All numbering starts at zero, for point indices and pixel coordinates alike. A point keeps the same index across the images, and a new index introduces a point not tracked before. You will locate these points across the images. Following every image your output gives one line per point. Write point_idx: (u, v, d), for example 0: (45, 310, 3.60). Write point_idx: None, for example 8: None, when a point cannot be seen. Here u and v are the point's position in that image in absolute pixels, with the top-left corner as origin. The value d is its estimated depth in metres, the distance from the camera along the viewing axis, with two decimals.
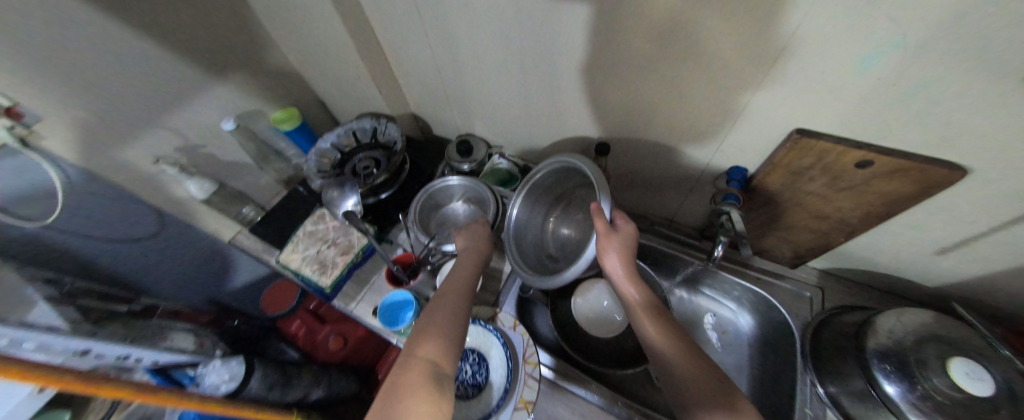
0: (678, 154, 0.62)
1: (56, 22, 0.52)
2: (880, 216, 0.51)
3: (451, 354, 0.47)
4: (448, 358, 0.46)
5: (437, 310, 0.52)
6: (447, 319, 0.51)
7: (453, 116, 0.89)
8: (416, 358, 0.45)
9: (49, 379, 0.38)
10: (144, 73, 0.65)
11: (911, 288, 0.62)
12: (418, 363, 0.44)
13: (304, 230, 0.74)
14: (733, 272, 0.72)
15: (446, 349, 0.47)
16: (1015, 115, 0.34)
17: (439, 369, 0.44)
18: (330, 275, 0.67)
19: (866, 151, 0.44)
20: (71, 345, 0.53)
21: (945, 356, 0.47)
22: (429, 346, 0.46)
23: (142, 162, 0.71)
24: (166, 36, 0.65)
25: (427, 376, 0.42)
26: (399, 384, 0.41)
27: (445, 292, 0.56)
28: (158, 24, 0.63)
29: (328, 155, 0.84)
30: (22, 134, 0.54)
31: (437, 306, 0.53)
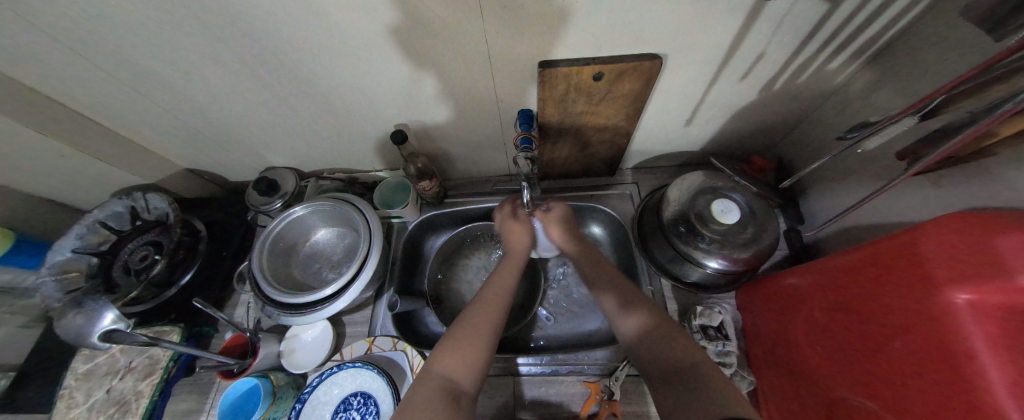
0: (472, 115, 0.62)
1: None
2: (635, 113, 0.58)
3: (471, 370, 0.42)
4: (466, 371, 0.42)
5: (465, 325, 0.47)
6: (481, 323, 0.47)
7: (236, 156, 0.73)
8: (433, 371, 0.42)
9: None
10: None
11: (688, 157, 0.75)
12: (434, 377, 0.41)
13: (75, 373, 0.55)
14: (573, 199, 0.78)
15: (461, 356, 0.43)
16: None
17: (456, 386, 0.40)
18: (137, 410, 0.52)
19: (597, 64, 0.48)
20: None
21: (710, 203, 0.59)
22: (448, 359, 0.43)
23: None
24: None
25: (443, 393, 0.39)
26: (412, 407, 0.38)
27: (478, 305, 0.49)
28: None
29: (74, 266, 0.62)
30: None
31: (465, 324, 0.47)
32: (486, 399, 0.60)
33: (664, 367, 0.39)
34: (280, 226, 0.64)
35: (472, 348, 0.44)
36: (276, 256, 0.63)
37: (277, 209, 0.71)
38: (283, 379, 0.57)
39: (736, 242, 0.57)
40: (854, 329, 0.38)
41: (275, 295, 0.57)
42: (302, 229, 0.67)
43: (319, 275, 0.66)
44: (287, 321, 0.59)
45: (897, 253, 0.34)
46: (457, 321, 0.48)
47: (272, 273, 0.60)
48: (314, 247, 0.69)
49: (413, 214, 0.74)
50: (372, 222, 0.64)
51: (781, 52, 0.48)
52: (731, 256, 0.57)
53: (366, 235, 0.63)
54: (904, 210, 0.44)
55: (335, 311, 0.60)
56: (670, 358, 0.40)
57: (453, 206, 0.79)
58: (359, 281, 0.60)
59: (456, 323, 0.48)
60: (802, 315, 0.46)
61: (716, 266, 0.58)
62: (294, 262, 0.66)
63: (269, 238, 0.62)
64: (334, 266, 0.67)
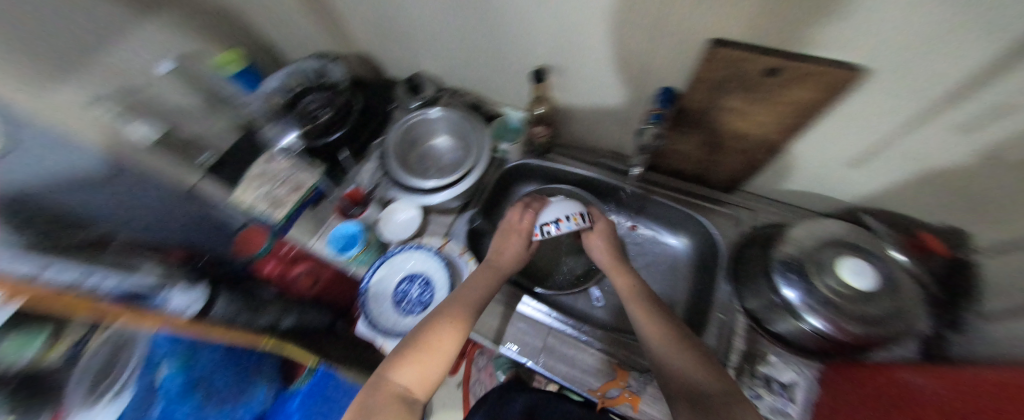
0: (614, 78, 0.61)
1: None
2: (794, 128, 0.52)
3: (426, 382, 0.49)
4: (422, 385, 0.49)
5: (433, 332, 0.53)
6: (441, 335, 0.52)
7: (399, 53, 0.84)
8: (391, 380, 0.48)
9: None
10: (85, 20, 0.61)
11: (831, 203, 0.65)
12: (391, 383, 0.48)
13: (253, 169, 0.73)
14: (673, 199, 0.74)
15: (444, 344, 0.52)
16: None
17: (411, 396, 0.48)
18: (281, 211, 0.69)
19: (775, 57, 0.44)
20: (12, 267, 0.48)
21: (838, 258, 0.51)
22: (406, 371, 0.49)
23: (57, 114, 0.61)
24: None
25: (399, 400, 0.46)
26: (373, 406, 0.45)
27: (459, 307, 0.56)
28: None
29: (273, 97, 0.81)
30: None
31: (430, 327, 0.53)
32: (517, 333, 0.65)
33: (682, 387, 0.45)
34: (412, 120, 0.75)
35: (429, 365, 0.50)
36: (404, 142, 0.74)
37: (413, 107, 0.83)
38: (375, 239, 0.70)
39: (859, 312, 0.48)
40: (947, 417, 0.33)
41: (398, 174, 0.70)
42: (427, 128, 0.76)
43: (426, 171, 0.75)
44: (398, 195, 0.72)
45: None
46: (422, 326, 0.54)
47: (398, 155, 0.72)
48: (431, 146, 0.78)
49: (516, 154, 0.80)
50: (486, 146, 0.71)
51: None
52: (839, 322, 0.49)
53: (479, 154, 0.71)
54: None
55: (434, 204, 0.71)
56: (687, 379, 0.46)
57: (552, 161, 0.81)
58: (459, 189, 0.69)
59: (416, 330, 0.54)
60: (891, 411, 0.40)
61: (817, 326, 0.51)
62: (413, 152, 0.76)
63: (402, 127, 0.74)
64: (440, 168, 0.76)
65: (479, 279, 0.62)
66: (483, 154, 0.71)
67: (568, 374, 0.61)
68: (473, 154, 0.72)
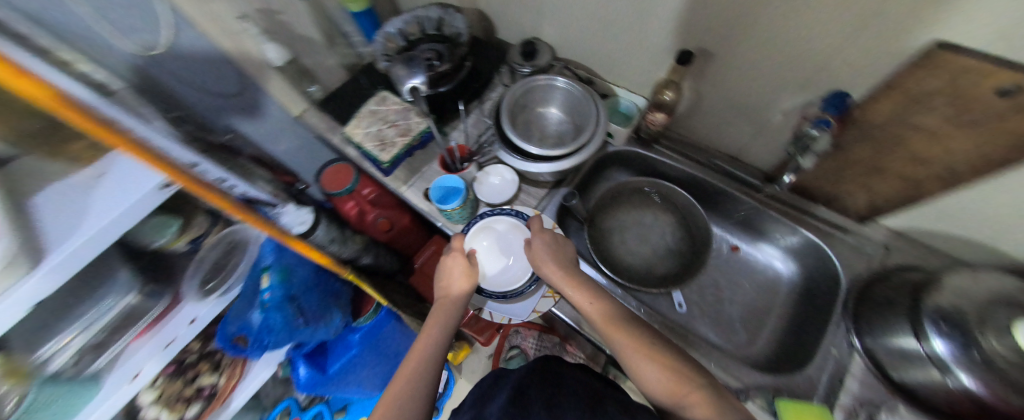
0: (773, 74, 0.56)
1: None
2: (998, 165, 0.44)
3: None
4: None
5: (397, 378, 0.48)
6: (406, 378, 0.47)
7: (522, 15, 0.81)
8: None
9: (49, 93, 0.31)
10: None
11: (997, 259, 0.56)
12: None
13: (368, 108, 0.77)
14: (793, 219, 0.68)
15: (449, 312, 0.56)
16: None
17: None
18: (390, 152, 0.72)
19: (1016, 72, 0.34)
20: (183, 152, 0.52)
21: (1015, 319, 0.41)
22: None
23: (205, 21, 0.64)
24: None
25: None
26: None
27: (457, 282, 0.59)
28: None
29: (393, 41, 0.83)
30: None
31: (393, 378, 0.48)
32: None
33: None
34: (536, 82, 0.72)
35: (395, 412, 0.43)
36: (519, 103, 0.72)
37: (524, 73, 0.81)
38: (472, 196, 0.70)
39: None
40: None
41: (507, 131, 0.67)
42: (546, 95, 0.73)
43: (531, 138, 0.74)
44: (498, 153, 0.69)
45: None
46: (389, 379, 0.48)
47: (510, 113, 0.70)
48: (540, 114, 0.75)
49: (623, 139, 0.76)
50: (603, 123, 0.66)
51: None
52: (1001, 394, 0.40)
53: (594, 132, 0.67)
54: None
55: (530, 171, 0.67)
56: None
57: (660, 154, 0.77)
58: (563, 163, 0.66)
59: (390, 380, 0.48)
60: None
61: (967, 385, 0.42)
62: (524, 115, 0.74)
63: (523, 87, 0.71)
64: (545, 138, 0.74)
65: (432, 318, 0.56)
66: (597, 134, 0.67)
67: None
68: (586, 131, 0.68)
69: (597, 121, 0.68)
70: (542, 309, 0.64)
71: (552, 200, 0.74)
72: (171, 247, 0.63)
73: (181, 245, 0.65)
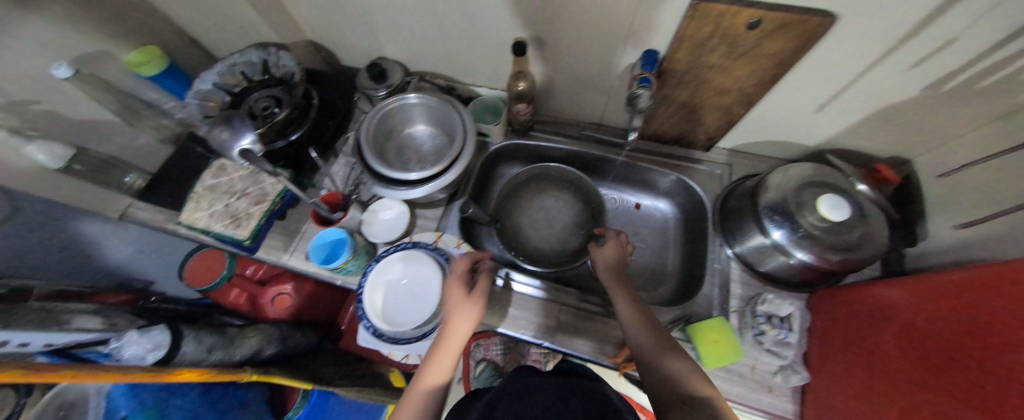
0: (598, 47, 0.60)
1: None
2: (771, 81, 0.54)
3: None
4: None
5: None
6: None
7: (358, 38, 0.76)
8: None
9: None
10: None
11: (796, 150, 0.70)
12: None
13: (204, 184, 0.64)
14: (658, 164, 0.77)
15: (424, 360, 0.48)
16: None
17: None
18: (247, 226, 0.61)
19: (757, 8, 0.45)
20: None
21: (818, 196, 0.56)
22: None
23: None
24: None
25: None
26: None
27: (454, 325, 0.50)
28: None
29: (213, 97, 0.71)
30: None
31: None
32: (529, 318, 0.64)
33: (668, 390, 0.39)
34: (388, 107, 0.67)
35: None
36: (379, 133, 0.67)
37: (381, 96, 0.76)
38: (362, 242, 0.64)
39: (837, 242, 0.53)
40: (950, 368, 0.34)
41: (375, 166, 0.62)
42: (405, 116, 0.70)
43: (407, 164, 0.70)
44: (373, 190, 0.64)
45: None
46: None
47: (373, 146, 0.65)
48: (408, 138, 0.72)
49: (499, 136, 0.77)
50: (470, 128, 0.66)
51: (985, 40, 0.41)
52: (822, 254, 0.54)
53: (464, 140, 0.65)
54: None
55: (414, 198, 0.64)
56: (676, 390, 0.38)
57: (537, 140, 0.80)
58: (443, 179, 0.64)
59: None
60: (895, 327, 0.43)
61: (803, 259, 0.55)
62: (390, 143, 0.70)
63: (376, 115, 0.66)
64: (421, 159, 0.71)
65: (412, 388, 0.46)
66: (468, 141, 0.66)
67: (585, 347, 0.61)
68: (456, 141, 0.67)
69: (464, 128, 0.66)
70: None
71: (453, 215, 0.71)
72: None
73: None
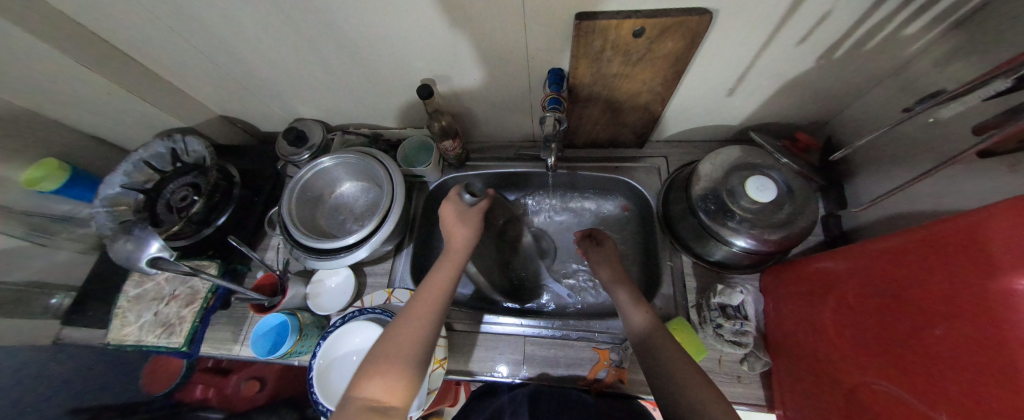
0: (503, 74, 0.59)
1: None
2: (674, 78, 0.55)
3: None
4: None
5: None
6: None
7: (269, 105, 0.73)
8: None
9: None
10: None
11: (726, 132, 0.71)
12: None
13: (126, 296, 0.61)
14: (599, 169, 0.76)
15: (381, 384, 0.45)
16: None
17: None
18: (180, 333, 0.58)
19: (635, 18, 0.45)
20: None
21: (744, 180, 0.56)
22: None
23: None
24: None
25: None
26: None
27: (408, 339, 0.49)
28: None
29: (124, 200, 0.67)
30: None
31: None
32: (497, 357, 0.63)
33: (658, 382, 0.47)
34: (307, 176, 0.66)
35: None
36: (304, 203, 0.65)
37: (305, 159, 0.72)
38: (309, 318, 0.61)
39: (769, 222, 0.54)
40: (894, 318, 0.35)
41: (303, 240, 0.60)
42: (328, 179, 0.68)
43: (343, 226, 0.68)
44: (309, 264, 0.62)
45: (944, 241, 0.31)
46: None
47: (300, 219, 0.63)
48: (335, 200, 0.71)
49: (434, 174, 0.75)
50: (398, 178, 0.64)
51: (853, 11, 0.42)
52: (759, 236, 0.54)
53: (393, 192, 0.64)
54: (943, 196, 0.40)
55: (352, 262, 0.62)
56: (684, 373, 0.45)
57: (476, 169, 0.78)
58: (378, 237, 0.61)
59: None
60: (830, 305, 0.44)
61: (743, 245, 0.56)
62: (320, 211, 0.68)
63: (296, 187, 0.64)
64: (357, 217, 0.69)
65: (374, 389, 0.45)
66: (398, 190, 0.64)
67: (555, 375, 0.60)
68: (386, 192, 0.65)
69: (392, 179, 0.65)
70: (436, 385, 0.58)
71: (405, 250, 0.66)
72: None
73: None
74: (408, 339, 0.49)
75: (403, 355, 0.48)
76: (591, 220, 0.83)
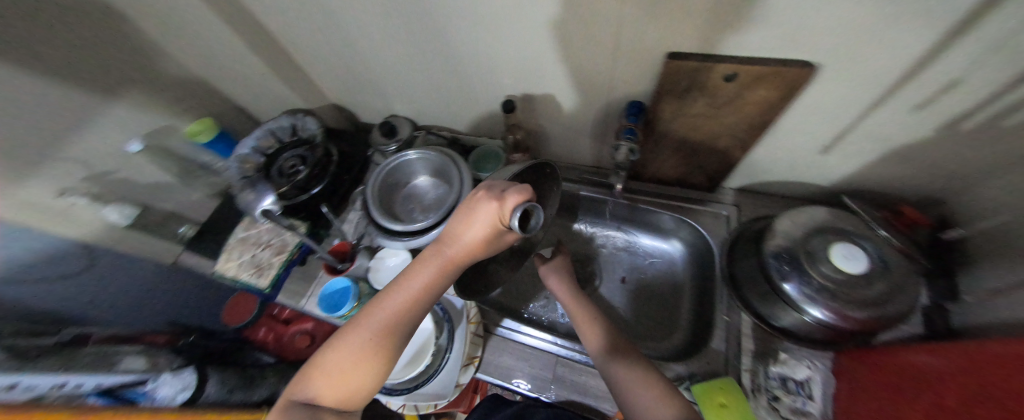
0: (583, 100, 0.63)
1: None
2: (760, 127, 0.53)
3: None
4: None
5: None
6: None
7: (373, 100, 0.85)
8: None
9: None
10: (53, 117, 0.61)
11: (813, 190, 0.66)
12: None
13: (236, 237, 0.73)
14: (660, 205, 0.75)
15: (330, 392, 0.40)
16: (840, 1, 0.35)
17: None
18: (268, 276, 0.69)
19: (731, 63, 0.45)
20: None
21: (829, 245, 0.52)
22: None
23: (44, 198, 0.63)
24: (68, 77, 0.61)
25: None
26: None
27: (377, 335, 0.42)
28: (60, 69, 0.59)
29: (250, 160, 0.82)
30: None
31: None
32: (526, 369, 0.63)
33: None
34: (391, 163, 0.75)
35: None
36: (384, 188, 0.73)
37: (392, 150, 0.82)
38: (367, 290, 0.69)
39: (855, 296, 0.48)
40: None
41: (378, 219, 0.68)
42: (407, 170, 0.76)
43: (411, 214, 0.74)
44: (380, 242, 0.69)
45: None
46: None
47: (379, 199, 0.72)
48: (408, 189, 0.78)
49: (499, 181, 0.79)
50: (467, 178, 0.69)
51: (989, 83, 0.38)
52: (841, 310, 0.49)
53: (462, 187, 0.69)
54: None
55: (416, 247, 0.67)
56: None
57: None
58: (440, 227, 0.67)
59: None
60: (932, 395, 0.38)
61: (819, 316, 0.51)
62: (395, 197, 0.76)
63: (381, 172, 0.74)
64: (424, 207, 0.75)
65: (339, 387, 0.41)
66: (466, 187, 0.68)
67: (580, 402, 0.59)
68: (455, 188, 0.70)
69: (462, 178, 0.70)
70: (464, 380, 0.60)
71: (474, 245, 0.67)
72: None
73: None
74: (368, 354, 0.41)
75: (360, 369, 0.41)
76: (643, 255, 0.82)
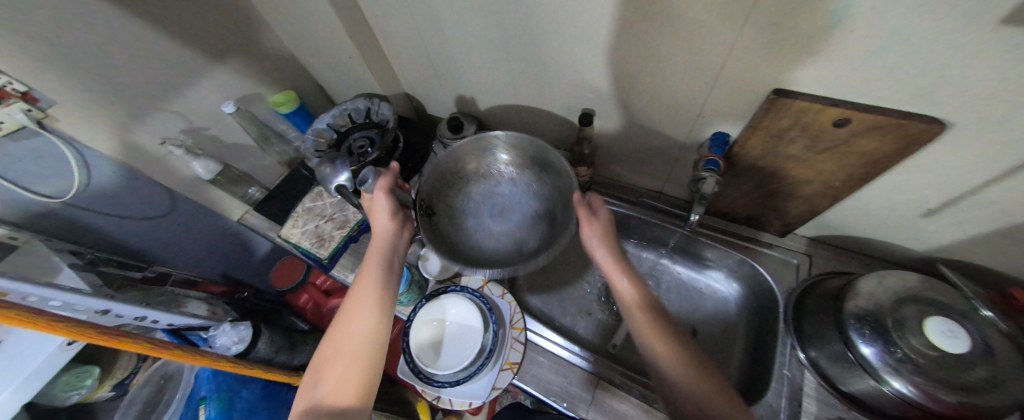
0: (665, 124, 0.62)
1: (94, 30, 0.54)
2: (859, 179, 0.51)
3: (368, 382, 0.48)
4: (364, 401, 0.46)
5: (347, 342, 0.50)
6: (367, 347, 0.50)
7: (447, 96, 0.88)
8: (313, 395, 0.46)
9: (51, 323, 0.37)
10: (166, 71, 0.67)
11: (900, 253, 0.63)
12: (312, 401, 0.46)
13: (303, 206, 0.77)
14: (723, 242, 0.73)
15: (338, 394, 0.46)
16: (997, 59, 0.32)
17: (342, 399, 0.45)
18: (328, 248, 0.71)
19: (846, 108, 0.43)
20: (90, 305, 0.49)
21: (924, 317, 0.48)
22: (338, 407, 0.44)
23: (149, 144, 0.70)
24: (184, 36, 0.66)
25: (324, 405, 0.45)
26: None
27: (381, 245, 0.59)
28: (179, 27, 0.65)
29: (324, 135, 0.86)
30: (39, 118, 0.53)
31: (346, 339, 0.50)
32: (564, 385, 0.62)
33: None
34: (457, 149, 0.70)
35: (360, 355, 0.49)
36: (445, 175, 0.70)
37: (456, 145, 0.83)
38: (417, 277, 0.70)
39: (950, 378, 0.43)
40: None
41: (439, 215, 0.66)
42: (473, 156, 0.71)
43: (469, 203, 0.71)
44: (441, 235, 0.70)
45: None
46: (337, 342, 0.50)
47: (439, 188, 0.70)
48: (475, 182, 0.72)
49: None
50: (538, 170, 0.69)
51: None
52: (930, 390, 0.44)
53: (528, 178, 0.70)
54: None
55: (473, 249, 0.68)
56: None
57: None
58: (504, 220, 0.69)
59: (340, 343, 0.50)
60: None
61: (901, 391, 0.46)
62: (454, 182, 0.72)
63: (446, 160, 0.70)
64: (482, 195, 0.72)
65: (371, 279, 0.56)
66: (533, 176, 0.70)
67: None
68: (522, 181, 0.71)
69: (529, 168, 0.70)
70: (502, 384, 0.60)
71: (534, 223, 0.69)
72: (92, 397, 0.54)
73: (105, 391, 0.56)
74: (359, 348, 0.49)
75: (355, 363, 0.48)
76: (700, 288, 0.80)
